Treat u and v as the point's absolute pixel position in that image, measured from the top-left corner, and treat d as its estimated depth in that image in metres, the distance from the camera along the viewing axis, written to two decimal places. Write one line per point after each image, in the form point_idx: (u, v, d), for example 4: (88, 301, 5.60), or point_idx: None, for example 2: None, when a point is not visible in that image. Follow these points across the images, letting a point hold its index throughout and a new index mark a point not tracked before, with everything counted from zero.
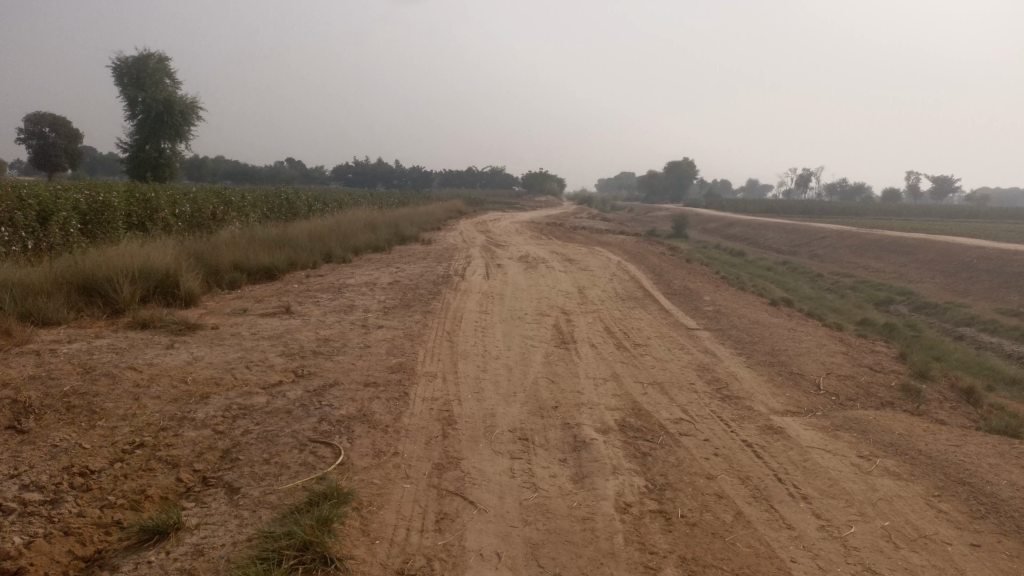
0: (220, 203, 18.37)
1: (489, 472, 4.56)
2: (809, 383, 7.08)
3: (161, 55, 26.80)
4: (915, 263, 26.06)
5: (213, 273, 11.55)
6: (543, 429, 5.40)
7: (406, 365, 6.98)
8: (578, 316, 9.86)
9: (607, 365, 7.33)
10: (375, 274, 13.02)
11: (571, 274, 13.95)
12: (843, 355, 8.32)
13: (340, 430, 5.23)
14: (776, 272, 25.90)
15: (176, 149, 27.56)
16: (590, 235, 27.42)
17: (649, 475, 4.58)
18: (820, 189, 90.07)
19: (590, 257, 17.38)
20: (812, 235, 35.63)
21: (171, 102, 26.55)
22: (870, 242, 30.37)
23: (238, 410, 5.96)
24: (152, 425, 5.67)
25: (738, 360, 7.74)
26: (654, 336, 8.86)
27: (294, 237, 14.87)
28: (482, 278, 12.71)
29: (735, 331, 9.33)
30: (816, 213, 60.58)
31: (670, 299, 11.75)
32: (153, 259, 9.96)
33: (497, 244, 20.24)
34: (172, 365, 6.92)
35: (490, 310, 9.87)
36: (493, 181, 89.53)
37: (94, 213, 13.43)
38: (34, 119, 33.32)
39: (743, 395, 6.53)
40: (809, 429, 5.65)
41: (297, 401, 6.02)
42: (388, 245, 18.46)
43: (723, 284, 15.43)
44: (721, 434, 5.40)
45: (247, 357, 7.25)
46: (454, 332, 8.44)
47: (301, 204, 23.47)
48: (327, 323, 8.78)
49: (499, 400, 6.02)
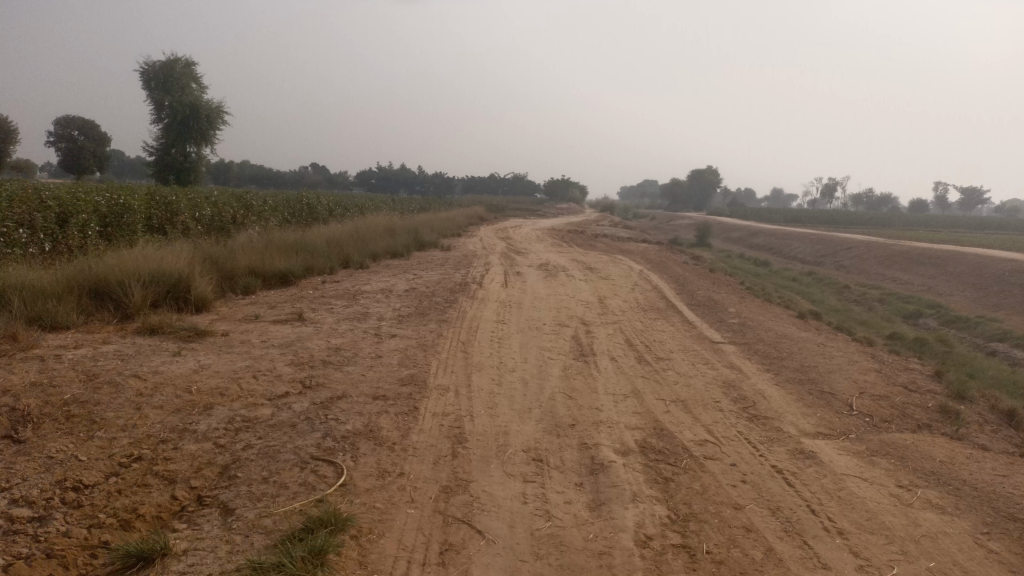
0: (241, 207, 18.28)
1: (500, 497, 4.26)
2: (841, 403, 6.72)
3: (188, 60, 26.88)
4: (945, 276, 25.41)
5: (228, 278, 11.38)
6: (559, 449, 5.10)
7: (418, 377, 6.70)
8: (598, 327, 9.55)
9: (628, 380, 7.01)
10: (392, 281, 12.80)
11: (592, 283, 13.63)
12: (877, 372, 7.92)
13: (345, 447, 4.96)
14: (801, 282, 25.39)
15: (201, 153, 27.63)
16: (612, 243, 27.09)
17: (671, 503, 4.26)
18: (846, 199, 88.90)
19: (611, 266, 17.04)
20: (838, 245, 34.98)
21: (198, 107, 26.64)
22: (898, 253, 29.72)
23: (241, 422, 5.72)
24: (152, 437, 5.45)
25: (765, 377, 7.39)
26: (677, 350, 8.52)
27: (312, 242, 14.69)
28: (500, 286, 12.43)
29: (761, 346, 8.96)
30: (841, 224, 59.67)
31: (693, 310, 11.38)
32: (166, 264, 9.79)
33: (517, 251, 19.97)
34: (177, 374, 6.70)
35: (507, 319, 9.59)
36: (515, 189, 89.37)
37: (114, 215, 13.36)
38: (64, 123, 33.68)
39: (771, 415, 6.18)
40: (843, 454, 5.30)
41: (302, 413, 5.77)
42: (407, 251, 18.26)
43: (748, 295, 15.03)
44: (748, 458, 5.07)
45: (255, 366, 7.02)
46: (469, 343, 8.16)
47: (322, 209, 23.36)
48: (339, 331, 8.54)
49: (513, 417, 5.73)
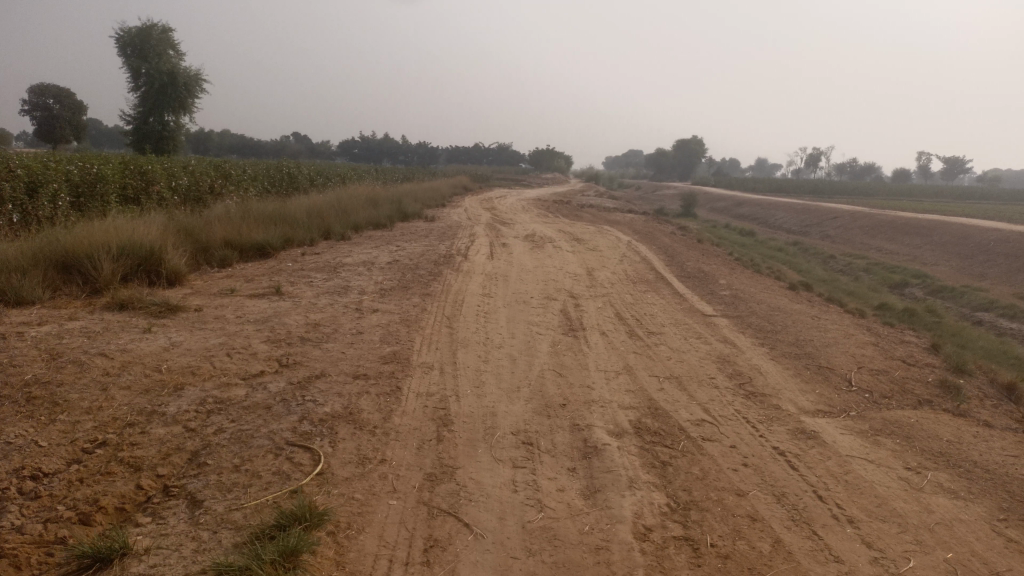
0: (219, 176, 17.75)
1: (488, 485, 4.00)
2: (839, 379, 6.50)
3: (165, 25, 26.03)
4: (930, 245, 25.32)
5: (203, 251, 10.98)
6: (549, 431, 4.83)
7: (400, 355, 6.39)
8: (587, 300, 9.27)
9: (620, 356, 6.75)
10: (374, 253, 12.44)
11: (579, 254, 13.31)
12: (873, 346, 7.71)
13: (322, 431, 4.67)
14: (787, 253, 25.24)
15: (179, 122, 26.87)
16: (598, 214, 26.74)
17: (670, 490, 4.02)
18: (830, 168, 88.87)
19: (599, 237, 16.73)
20: (823, 215, 34.84)
21: (175, 74, 25.85)
22: (883, 223, 29.61)
23: (213, 404, 5.41)
24: (118, 420, 5.12)
25: (760, 352, 7.14)
26: (669, 323, 8.27)
27: (291, 213, 14.26)
28: (485, 258, 12.09)
29: (755, 319, 8.72)
30: (825, 194, 59.59)
31: (683, 282, 11.12)
32: (137, 235, 9.35)
33: (502, 222, 19.62)
34: (146, 352, 6.35)
35: (494, 293, 9.28)
36: (500, 159, 88.53)
37: (86, 185, 12.86)
38: (38, 91, 32.66)
39: (769, 393, 5.94)
40: (846, 433, 5.07)
41: (278, 395, 5.45)
42: (390, 222, 17.86)
43: (737, 266, 14.79)
44: (748, 439, 4.83)
45: (229, 344, 6.68)
46: (454, 317, 7.86)
47: (303, 179, 22.84)
48: (318, 306, 8.20)
49: (501, 397, 5.45)
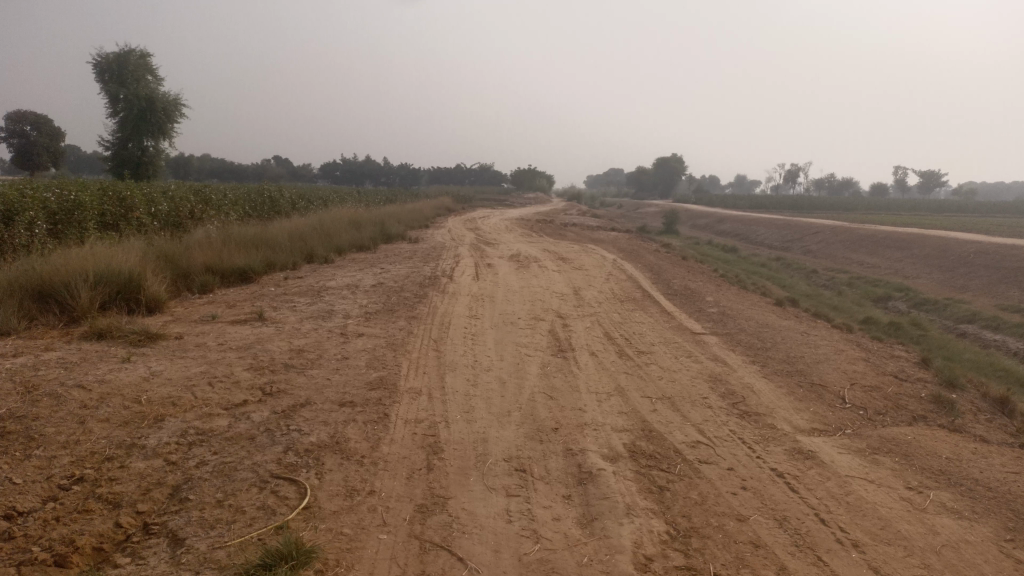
0: (199, 201, 17.56)
1: (481, 516, 3.86)
2: (832, 396, 6.43)
3: (143, 51, 25.90)
4: (911, 258, 25.51)
5: (183, 277, 10.79)
6: (542, 457, 4.71)
7: (387, 381, 6.25)
8: (575, 320, 9.18)
9: (610, 377, 6.65)
10: (358, 275, 12.30)
11: (565, 274, 13.25)
12: (864, 362, 7.66)
13: (308, 463, 4.51)
14: (770, 268, 25.34)
15: (159, 147, 26.65)
16: (582, 232, 26.74)
17: (669, 516, 3.90)
18: (808, 184, 89.78)
19: (583, 256, 16.69)
20: (804, 230, 35.09)
21: (154, 99, 25.69)
22: (863, 237, 29.84)
23: (194, 436, 5.24)
24: (96, 454, 4.94)
25: (752, 370, 7.06)
26: (658, 342, 8.18)
27: (274, 237, 14.10)
28: (471, 279, 11.99)
29: (744, 336, 8.66)
30: (805, 209, 60.11)
31: (670, 300, 11.07)
32: (116, 262, 9.17)
33: (486, 242, 19.53)
34: (125, 383, 6.17)
35: (481, 314, 9.17)
36: (483, 179, 88.74)
37: (64, 212, 12.65)
38: (16, 118, 32.32)
39: (763, 412, 5.86)
40: (844, 453, 4.98)
41: (262, 425, 5.29)
42: (373, 244, 17.73)
43: (723, 282, 14.78)
44: (745, 460, 4.73)
45: (211, 372, 6.51)
46: (441, 340, 7.73)
47: (285, 203, 22.67)
48: (302, 331, 8.05)
49: (492, 422, 5.32)
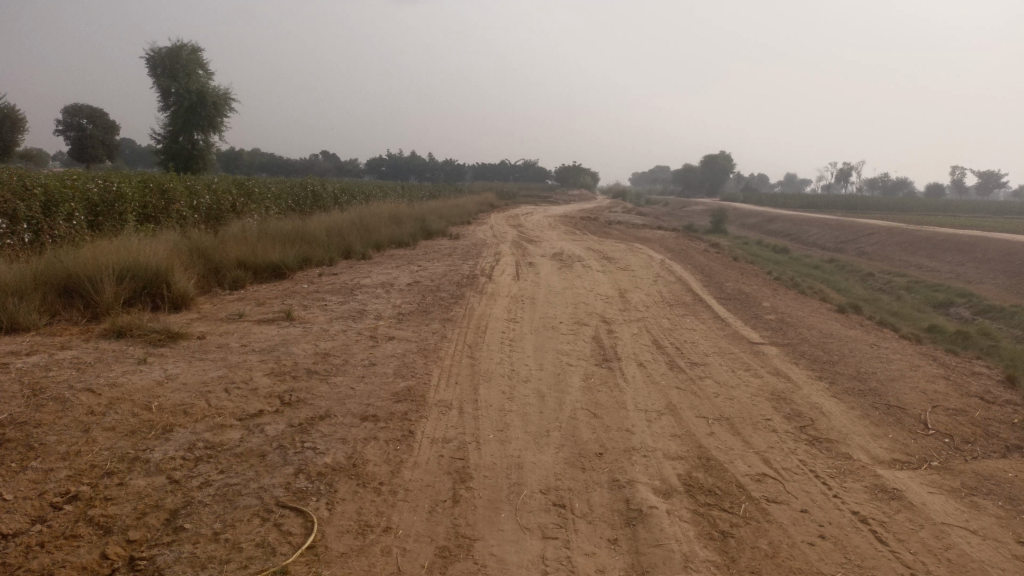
0: (241, 195, 17.31)
1: (512, 564, 3.30)
2: (913, 420, 5.71)
3: (195, 46, 25.90)
4: (973, 262, 24.16)
5: (215, 272, 10.46)
6: (585, 489, 4.12)
7: (416, 392, 5.73)
8: (621, 326, 8.55)
9: (660, 392, 6.03)
10: (394, 273, 11.84)
11: (610, 275, 12.59)
12: (944, 381, 6.87)
13: (320, 489, 4.00)
14: (823, 270, 24.27)
15: (208, 141, 26.64)
16: (627, 231, 25.92)
17: (735, 572, 3.31)
18: (861, 184, 86.97)
19: (630, 255, 15.99)
20: (858, 231, 33.68)
21: (204, 94, 25.67)
22: (922, 239, 28.46)
23: (203, 450, 4.77)
24: (96, 467, 4.50)
25: (819, 388, 6.36)
26: (712, 353, 7.51)
27: (311, 231, 13.74)
28: (511, 279, 11.42)
29: (807, 347, 7.93)
30: (857, 210, 58.13)
31: (724, 305, 10.33)
32: (145, 255, 8.83)
33: (529, 239, 18.99)
34: (137, 387, 5.75)
35: (520, 318, 8.60)
36: (528, 175, 88.23)
37: (105, 204, 12.45)
38: (72, 111, 32.79)
39: (836, 439, 5.19)
40: (935, 492, 4.29)
41: (275, 440, 4.81)
42: (413, 240, 17.32)
43: (777, 286, 13.96)
44: (820, 501, 4.09)
45: (229, 377, 6.06)
46: (476, 346, 7.19)
47: (327, 197, 22.43)
48: (330, 333, 7.57)
49: (529, 443, 4.76)
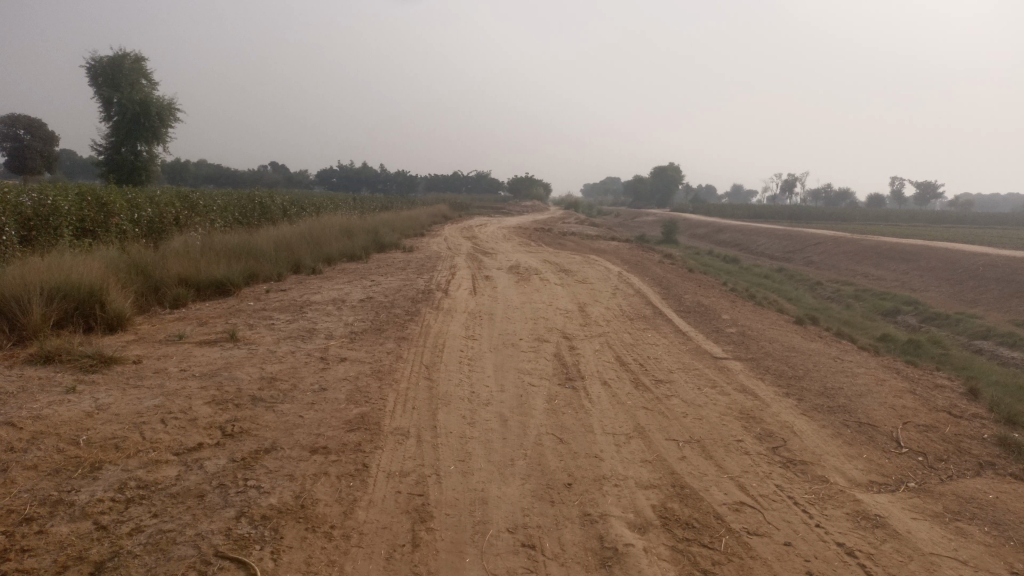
0: (185, 207, 16.61)
1: None
2: (885, 438, 5.56)
3: (138, 55, 25.01)
4: (917, 271, 24.63)
5: (154, 290, 9.91)
6: (555, 526, 3.82)
7: (370, 419, 5.37)
8: (582, 342, 8.30)
9: (627, 413, 5.79)
10: (346, 288, 11.42)
11: (568, 288, 12.36)
12: (911, 395, 6.77)
13: (265, 536, 3.62)
14: (775, 280, 24.48)
15: (153, 153, 25.73)
16: (582, 242, 25.80)
17: None
18: (805, 193, 88.95)
19: (587, 268, 15.81)
20: (805, 240, 34.22)
21: (148, 104, 24.80)
22: (868, 248, 28.97)
23: (135, 490, 4.29)
24: (14, 512, 3.93)
25: (788, 405, 6.19)
26: (677, 369, 7.30)
27: (258, 245, 13.23)
28: (468, 293, 11.10)
29: (771, 362, 7.78)
30: (802, 219, 59.24)
31: (684, 319, 10.17)
32: (77, 273, 8.27)
33: (484, 252, 18.69)
34: (63, 420, 5.24)
35: (479, 335, 8.29)
36: (481, 186, 88.02)
37: (39, 218, 11.72)
38: (9, 121, 31.39)
39: (810, 460, 5.00)
40: (918, 518, 4.11)
41: (215, 478, 4.39)
42: (365, 254, 16.88)
43: (734, 297, 13.89)
44: (802, 531, 3.87)
45: (166, 406, 5.60)
46: (433, 367, 6.85)
47: (276, 209, 21.81)
48: (278, 355, 7.14)
49: (493, 475, 4.45)
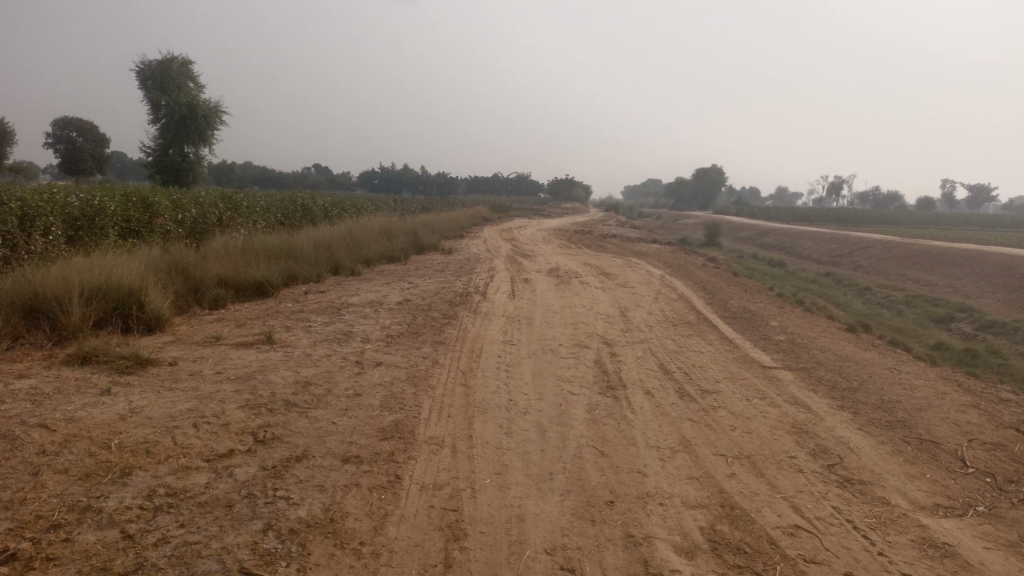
0: (227, 208, 16.73)
1: None
2: (949, 457, 5.21)
3: (185, 58, 25.34)
4: (972, 276, 23.72)
5: (194, 291, 9.92)
6: (596, 548, 3.59)
7: (404, 428, 5.20)
8: (624, 348, 8.04)
9: (672, 426, 5.52)
10: (384, 290, 11.32)
11: (609, 292, 12.07)
12: (975, 411, 6.37)
13: (293, 553, 3.46)
14: (822, 285, 23.79)
15: (199, 154, 26.10)
16: (623, 245, 25.40)
17: None
18: (852, 196, 86.93)
19: (628, 271, 15.49)
20: (853, 244, 33.27)
21: (195, 107, 25.15)
22: (919, 252, 28.03)
23: (164, 498, 4.17)
24: (40, 518, 3.83)
25: (843, 419, 5.86)
26: (724, 379, 7.00)
27: (298, 247, 13.22)
28: (507, 297, 10.90)
29: (823, 372, 7.43)
30: (850, 223, 57.79)
31: (730, 325, 9.83)
32: (118, 273, 8.28)
33: (523, 254, 18.50)
34: (96, 423, 5.17)
35: (517, 340, 8.08)
36: (521, 188, 87.89)
37: (86, 218, 11.85)
38: (61, 124, 32.13)
39: (868, 480, 4.69)
40: (991, 548, 3.79)
41: (245, 488, 4.25)
42: (404, 255, 16.81)
43: (780, 303, 13.45)
44: (865, 560, 3.58)
45: (200, 411, 5.50)
46: (470, 373, 6.67)
47: (317, 210, 21.91)
48: (313, 359, 7.03)
49: (531, 490, 4.24)
